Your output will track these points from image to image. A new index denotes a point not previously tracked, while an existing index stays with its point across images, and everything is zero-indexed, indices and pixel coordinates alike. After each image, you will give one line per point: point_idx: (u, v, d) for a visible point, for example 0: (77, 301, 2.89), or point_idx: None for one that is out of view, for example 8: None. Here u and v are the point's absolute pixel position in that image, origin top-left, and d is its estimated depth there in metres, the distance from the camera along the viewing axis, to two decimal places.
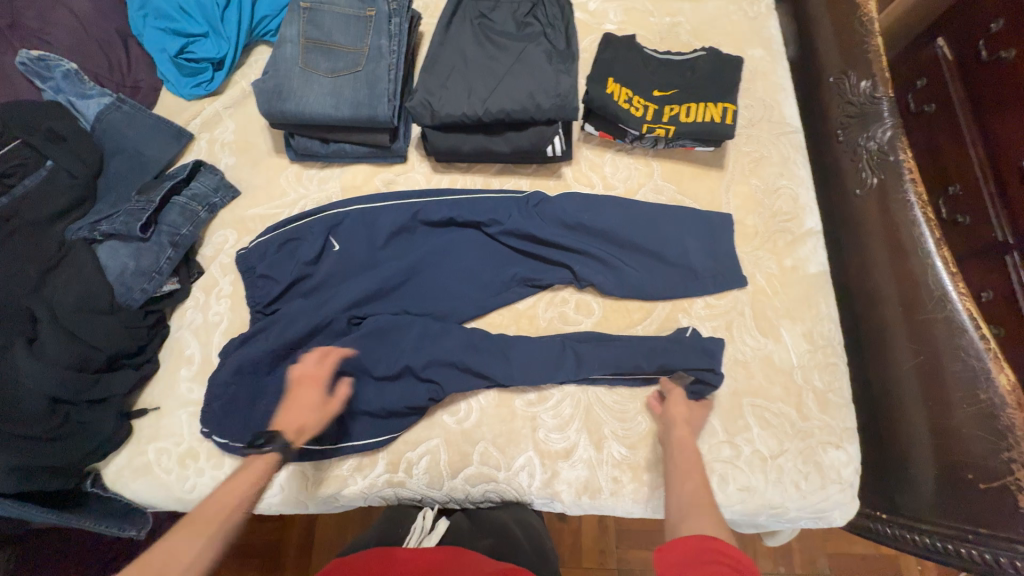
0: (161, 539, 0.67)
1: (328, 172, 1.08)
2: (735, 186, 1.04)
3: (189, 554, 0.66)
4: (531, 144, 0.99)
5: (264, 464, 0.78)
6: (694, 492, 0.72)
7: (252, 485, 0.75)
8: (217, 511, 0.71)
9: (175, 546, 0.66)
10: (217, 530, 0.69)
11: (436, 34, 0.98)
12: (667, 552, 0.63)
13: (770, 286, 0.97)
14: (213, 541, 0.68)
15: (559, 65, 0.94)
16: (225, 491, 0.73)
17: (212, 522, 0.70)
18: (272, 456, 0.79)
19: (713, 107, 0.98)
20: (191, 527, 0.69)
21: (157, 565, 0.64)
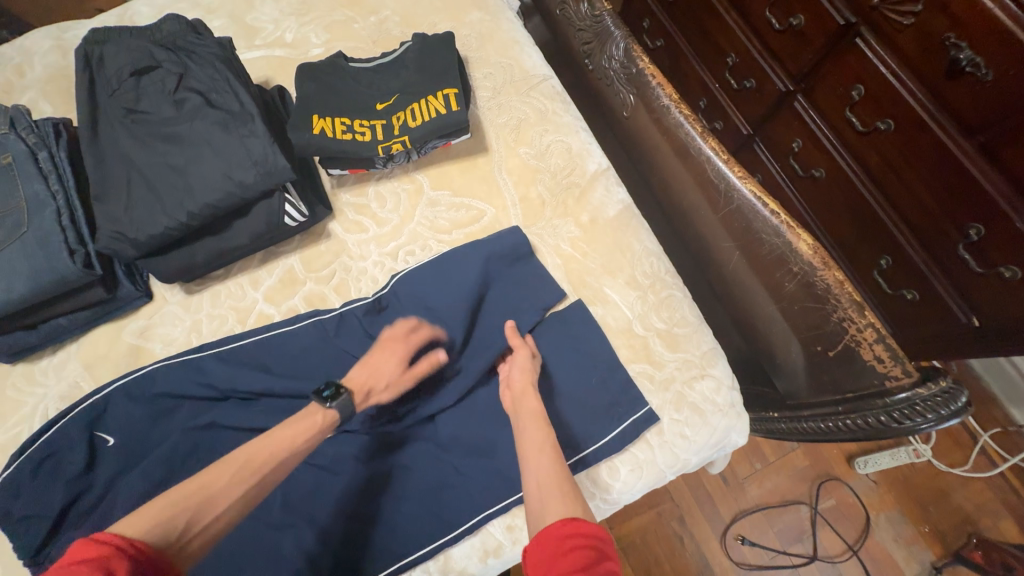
0: (197, 478, 0.62)
1: (63, 354, 0.88)
2: (507, 162, 0.96)
3: (232, 500, 0.62)
4: (265, 224, 0.85)
5: (329, 418, 0.74)
6: (550, 473, 0.67)
7: (305, 438, 0.71)
8: (273, 448, 0.68)
9: (224, 486, 0.63)
10: (268, 474, 0.66)
11: (87, 154, 0.80)
12: (531, 549, 0.60)
13: (578, 250, 0.90)
14: (252, 487, 0.65)
15: (242, 129, 0.80)
16: (278, 436, 0.69)
17: (266, 459, 0.67)
18: (335, 415, 0.75)
19: (435, 99, 0.88)
20: (239, 467, 0.65)
21: (197, 505, 0.60)
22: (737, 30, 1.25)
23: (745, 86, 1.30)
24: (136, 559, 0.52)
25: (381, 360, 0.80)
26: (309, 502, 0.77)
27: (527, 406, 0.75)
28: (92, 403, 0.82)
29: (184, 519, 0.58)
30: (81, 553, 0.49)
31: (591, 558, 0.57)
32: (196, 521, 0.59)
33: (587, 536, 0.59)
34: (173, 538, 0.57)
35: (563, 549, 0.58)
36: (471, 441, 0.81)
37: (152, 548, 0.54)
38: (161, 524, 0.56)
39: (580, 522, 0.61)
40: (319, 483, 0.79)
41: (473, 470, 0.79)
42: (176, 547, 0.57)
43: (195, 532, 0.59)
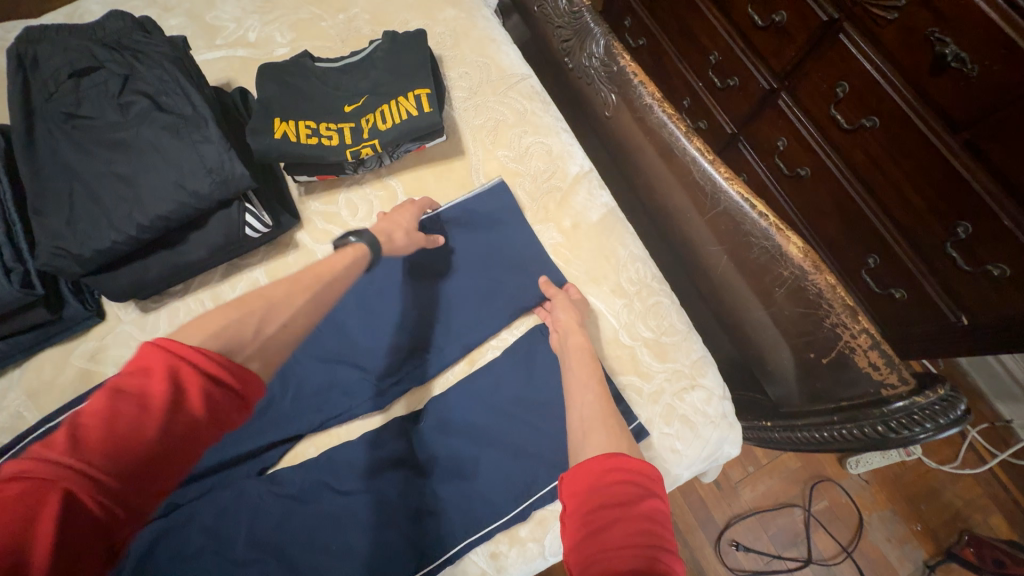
0: (260, 289, 0.61)
1: (4, 382, 0.81)
2: (485, 166, 0.91)
3: (290, 310, 0.62)
4: (224, 236, 0.79)
5: (358, 252, 0.72)
6: (594, 406, 0.67)
7: (341, 268, 0.69)
8: (318, 272, 0.67)
9: (279, 296, 0.61)
10: (316, 292, 0.65)
11: (21, 164, 0.73)
12: (567, 481, 0.59)
13: (561, 258, 0.86)
14: (304, 299, 0.64)
15: (193, 134, 0.74)
16: (324, 263, 0.68)
17: (310, 282, 0.65)
18: (365, 248, 0.73)
19: (406, 100, 0.83)
20: (287, 286, 0.63)
21: (257, 316, 0.58)
22: (719, 27, 1.23)
23: (728, 85, 1.28)
24: (202, 377, 0.50)
25: (397, 213, 0.81)
26: (275, 540, 0.71)
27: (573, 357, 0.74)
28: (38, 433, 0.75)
29: (250, 327, 0.57)
30: (141, 367, 0.48)
31: (633, 494, 0.55)
32: (261, 328, 0.58)
33: (632, 475, 0.57)
34: (244, 341, 0.56)
35: (607, 482, 0.57)
36: (452, 465, 0.76)
37: (222, 356, 0.52)
38: (228, 331, 0.55)
39: (626, 458, 0.59)
40: (289, 516, 0.73)
41: (453, 497, 0.74)
42: (243, 356, 0.55)
43: (263, 337, 0.58)
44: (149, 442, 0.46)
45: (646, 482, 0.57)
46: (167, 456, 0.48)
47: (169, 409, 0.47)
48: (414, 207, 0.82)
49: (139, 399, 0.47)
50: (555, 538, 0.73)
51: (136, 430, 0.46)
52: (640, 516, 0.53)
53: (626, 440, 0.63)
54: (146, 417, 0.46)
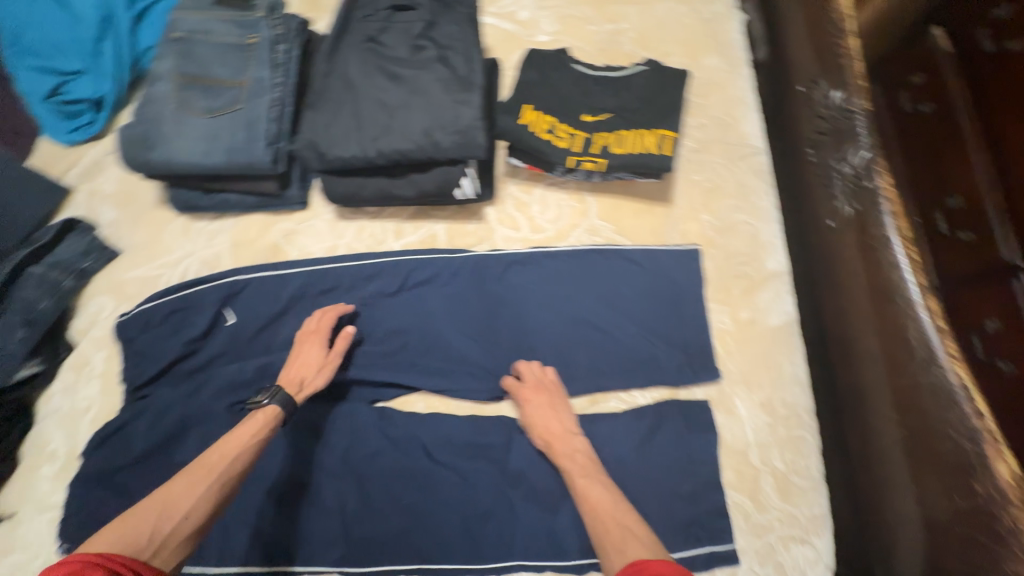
0: (149, 495, 0.60)
1: (219, 224, 0.94)
2: (684, 223, 0.89)
3: (190, 503, 0.60)
4: (436, 187, 0.85)
5: (270, 414, 0.71)
6: (625, 514, 0.63)
7: (248, 438, 0.67)
8: (221, 453, 0.65)
9: (178, 491, 0.60)
10: (215, 478, 0.62)
11: (320, 63, 0.83)
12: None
13: (723, 347, 0.81)
14: (206, 489, 0.61)
15: (460, 93, 0.78)
16: (223, 441, 0.66)
17: (215, 468, 0.63)
18: (277, 409, 0.72)
19: (648, 135, 0.83)
20: (192, 475, 0.62)
21: (156, 518, 0.58)
22: (986, 173, 0.80)
23: (957, 238, 0.82)
24: (112, 570, 0.52)
25: (302, 354, 0.79)
26: (362, 464, 0.79)
27: (564, 461, 0.71)
28: (230, 280, 0.87)
29: (148, 527, 0.57)
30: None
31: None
32: (159, 529, 0.57)
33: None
34: (142, 543, 0.56)
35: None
36: (533, 486, 0.76)
37: (126, 555, 0.54)
38: (118, 540, 0.55)
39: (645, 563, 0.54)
40: (380, 452, 0.79)
41: (524, 515, 0.75)
42: (148, 554, 0.56)
43: (162, 535, 0.57)
44: None
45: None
46: None
47: None
48: (315, 339, 0.79)
49: None
50: None
51: None
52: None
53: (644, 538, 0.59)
54: None
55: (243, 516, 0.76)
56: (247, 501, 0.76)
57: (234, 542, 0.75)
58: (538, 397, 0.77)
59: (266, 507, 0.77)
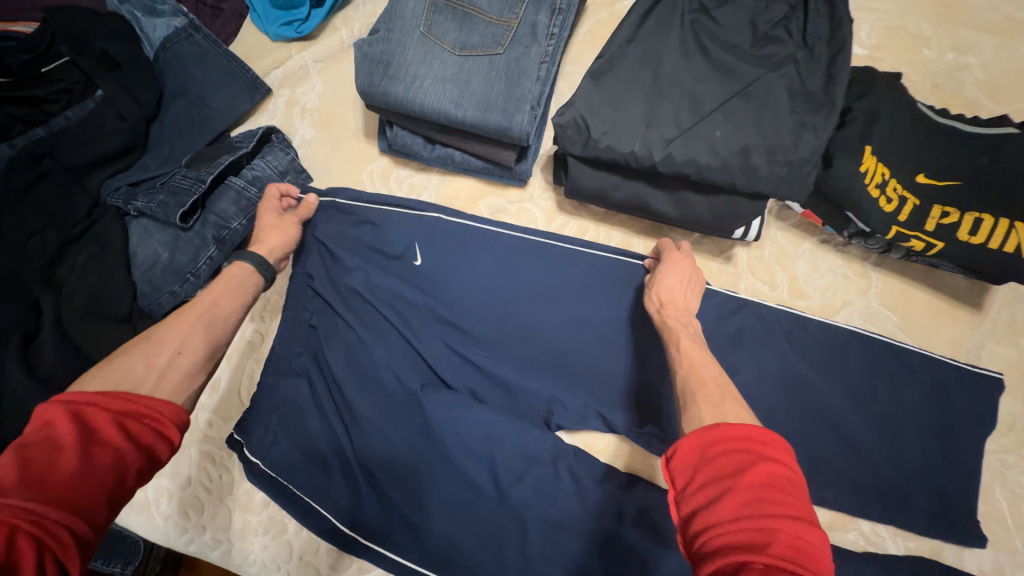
0: (144, 335, 0.58)
1: (424, 178, 0.82)
2: (994, 343, 0.70)
3: (180, 338, 0.58)
4: (712, 217, 0.68)
5: (237, 271, 0.68)
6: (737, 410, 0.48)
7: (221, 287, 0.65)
8: (208, 296, 0.63)
9: (167, 328, 0.59)
10: (203, 313, 0.61)
11: (624, 26, 0.66)
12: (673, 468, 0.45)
13: (1014, 516, 0.64)
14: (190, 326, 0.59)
15: (805, 113, 0.60)
16: (208, 287, 0.64)
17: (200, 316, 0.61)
18: (246, 263, 0.69)
19: (1018, 229, 0.63)
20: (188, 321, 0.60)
21: (147, 351, 0.55)
22: None
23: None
24: (108, 406, 0.48)
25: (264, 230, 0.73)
26: (540, 505, 0.67)
27: (669, 325, 0.61)
28: (430, 216, 0.78)
29: (153, 362, 0.55)
30: (40, 423, 0.45)
31: (741, 463, 0.41)
32: (153, 362, 0.55)
33: (745, 443, 0.43)
34: (141, 375, 0.53)
35: (711, 453, 0.43)
36: None
37: (133, 388, 0.51)
38: (117, 377, 0.52)
39: (731, 425, 0.44)
40: (564, 500, 0.68)
41: None
42: (152, 386, 0.53)
43: (166, 364, 0.55)
44: (94, 481, 0.43)
45: (767, 449, 0.42)
46: (112, 488, 0.44)
47: (82, 446, 0.44)
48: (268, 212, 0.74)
49: (52, 444, 0.43)
50: None
51: (64, 464, 0.42)
52: (755, 487, 0.39)
53: (738, 405, 0.48)
54: (65, 456, 0.42)
55: (405, 522, 0.68)
56: (411, 511, 0.68)
57: (391, 545, 0.69)
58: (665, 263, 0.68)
59: (430, 516, 0.68)
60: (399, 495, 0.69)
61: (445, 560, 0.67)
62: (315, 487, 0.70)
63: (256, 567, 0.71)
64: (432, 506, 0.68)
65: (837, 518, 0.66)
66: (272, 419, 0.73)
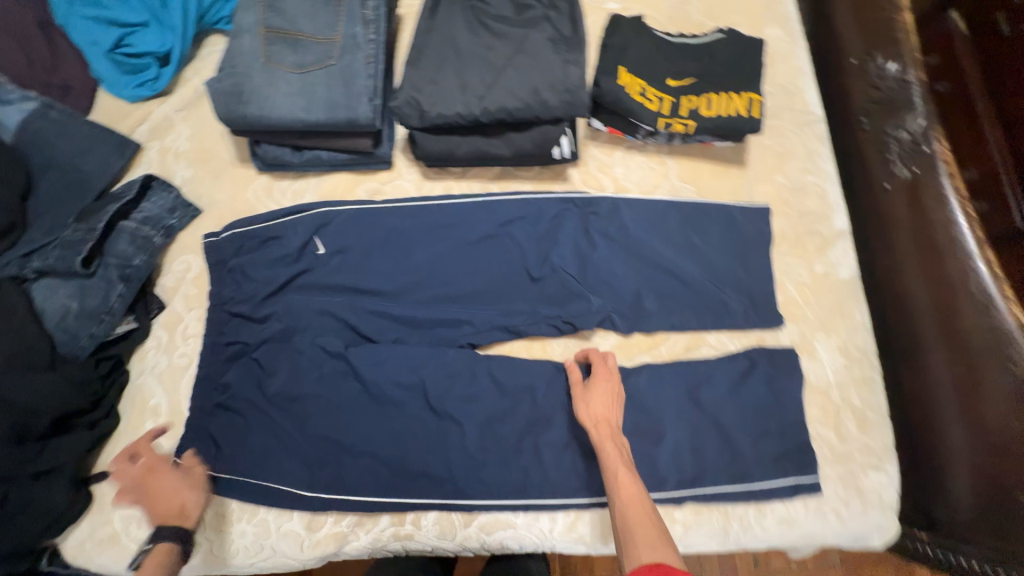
0: None
1: (303, 183, 0.94)
2: (759, 184, 0.95)
3: None
4: (535, 146, 0.87)
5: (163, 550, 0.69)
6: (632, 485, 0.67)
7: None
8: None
9: None
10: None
11: (421, 19, 0.84)
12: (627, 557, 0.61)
13: (802, 296, 0.88)
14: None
15: (567, 53, 0.81)
16: None
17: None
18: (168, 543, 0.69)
19: (736, 99, 0.88)
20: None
21: None
22: None
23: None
24: None
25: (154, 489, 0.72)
26: (468, 406, 0.81)
27: (605, 451, 0.70)
28: (326, 211, 0.89)
29: None
30: None
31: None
32: None
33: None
34: None
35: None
36: (637, 425, 0.80)
37: None
38: None
39: (659, 565, 0.56)
40: (488, 396, 0.82)
41: (637, 455, 0.79)
42: None
43: None
44: None
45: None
46: None
47: None
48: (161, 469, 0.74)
49: None
50: (701, 533, 0.78)
51: None
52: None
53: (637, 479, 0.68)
54: None
55: (364, 459, 0.79)
56: (366, 450, 0.79)
57: (357, 486, 0.78)
58: (598, 382, 0.77)
59: (383, 448, 0.79)
60: (352, 440, 0.79)
61: (404, 478, 0.78)
62: (275, 465, 0.78)
63: (240, 555, 0.77)
64: (383, 439, 0.79)
65: (689, 340, 0.86)
66: (217, 419, 0.79)
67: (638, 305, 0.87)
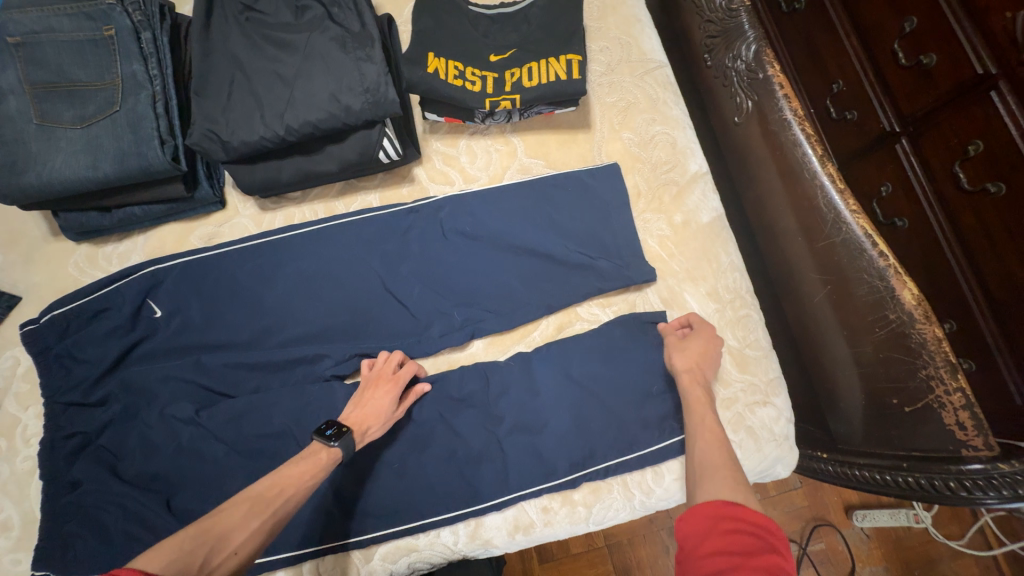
0: (201, 520, 0.57)
1: (129, 244, 0.87)
2: (608, 144, 0.92)
3: (242, 536, 0.57)
4: (358, 155, 0.81)
5: (332, 456, 0.67)
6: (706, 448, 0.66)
7: (310, 478, 0.64)
8: (268, 483, 0.63)
9: (224, 523, 0.57)
10: (272, 512, 0.60)
11: (196, 44, 0.77)
12: (685, 524, 0.57)
13: (665, 250, 0.87)
14: (268, 522, 0.60)
15: (359, 51, 0.76)
16: (283, 478, 0.64)
17: (274, 501, 0.61)
18: (339, 452, 0.68)
19: (557, 62, 0.84)
20: (248, 506, 0.60)
21: (210, 546, 0.55)
22: (850, 50, 0.85)
23: (917, 64, 0.75)
24: None
25: (372, 399, 0.74)
26: None
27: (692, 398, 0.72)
28: (153, 270, 0.81)
29: (200, 557, 0.54)
30: None
31: (753, 545, 0.53)
32: (209, 558, 0.54)
33: (754, 528, 0.54)
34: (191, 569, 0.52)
35: (725, 527, 0.55)
36: (517, 419, 0.79)
37: None
38: (177, 563, 0.52)
39: (746, 510, 0.56)
40: None
41: (524, 448, 0.78)
42: None
43: (211, 569, 0.54)
44: None
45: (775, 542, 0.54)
46: None
47: None
48: (391, 388, 0.75)
49: None
50: (604, 506, 0.78)
51: None
52: (760, 566, 0.50)
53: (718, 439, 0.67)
54: None
55: None
56: None
57: None
58: (695, 337, 0.78)
59: None
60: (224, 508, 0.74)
61: (286, 532, 0.74)
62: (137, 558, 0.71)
63: None
64: None
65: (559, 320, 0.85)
66: (68, 523, 0.72)
67: (502, 296, 0.83)
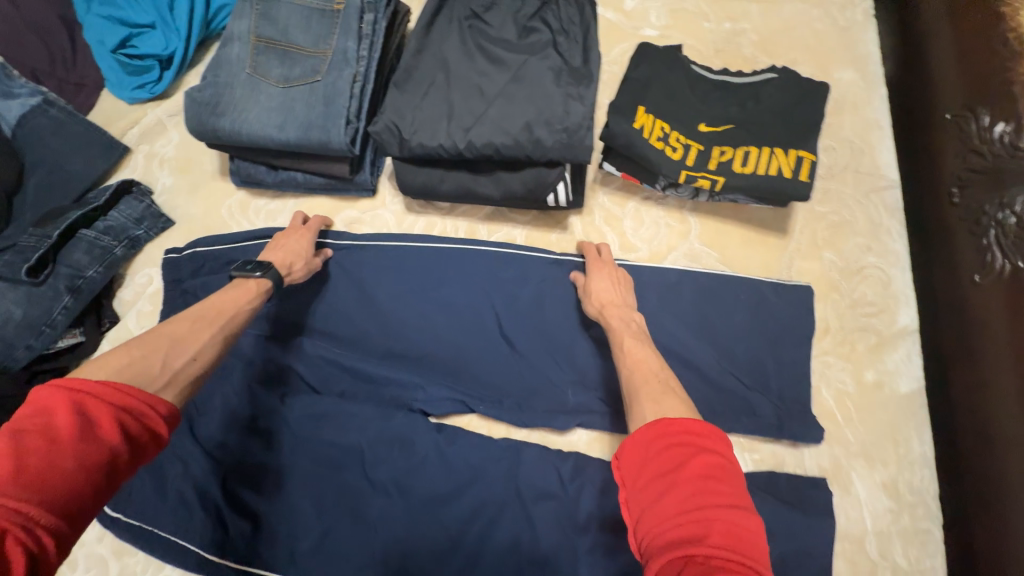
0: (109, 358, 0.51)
1: (279, 204, 0.87)
2: (802, 259, 0.77)
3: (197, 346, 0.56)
4: (526, 189, 0.74)
5: (261, 286, 0.68)
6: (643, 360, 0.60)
7: (248, 301, 0.65)
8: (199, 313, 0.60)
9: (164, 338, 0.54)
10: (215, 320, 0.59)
11: (413, 38, 0.75)
12: (621, 467, 0.47)
13: (842, 410, 0.71)
14: (217, 336, 0.59)
15: (571, 87, 0.69)
16: (216, 303, 0.62)
17: (213, 320, 0.60)
18: (269, 284, 0.69)
19: (783, 155, 0.71)
20: (189, 325, 0.57)
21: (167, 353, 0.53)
22: None
23: None
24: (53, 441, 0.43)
25: (284, 242, 0.75)
26: (408, 485, 0.70)
27: (612, 325, 0.66)
28: None
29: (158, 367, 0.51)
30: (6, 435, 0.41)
31: (686, 457, 0.44)
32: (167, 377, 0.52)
33: (687, 441, 0.45)
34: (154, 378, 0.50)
35: (655, 449, 0.45)
36: (602, 541, 0.66)
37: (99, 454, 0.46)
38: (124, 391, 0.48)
39: (670, 421, 0.47)
40: (433, 475, 0.70)
41: None
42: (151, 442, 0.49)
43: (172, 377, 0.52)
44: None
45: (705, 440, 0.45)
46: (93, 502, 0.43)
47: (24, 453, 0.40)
48: (305, 233, 0.77)
49: None
50: None
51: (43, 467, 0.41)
52: (692, 481, 0.42)
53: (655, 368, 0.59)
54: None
55: (284, 525, 0.69)
56: (289, 517, 0.69)
57: (270, 557, 0.68)
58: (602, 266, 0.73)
59: (306, 515, 0.69)
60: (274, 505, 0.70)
61: (323, 557, 0.68)
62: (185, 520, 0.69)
63: None
64: (309, 505, 0.70)
65: None
66: None
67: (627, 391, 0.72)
